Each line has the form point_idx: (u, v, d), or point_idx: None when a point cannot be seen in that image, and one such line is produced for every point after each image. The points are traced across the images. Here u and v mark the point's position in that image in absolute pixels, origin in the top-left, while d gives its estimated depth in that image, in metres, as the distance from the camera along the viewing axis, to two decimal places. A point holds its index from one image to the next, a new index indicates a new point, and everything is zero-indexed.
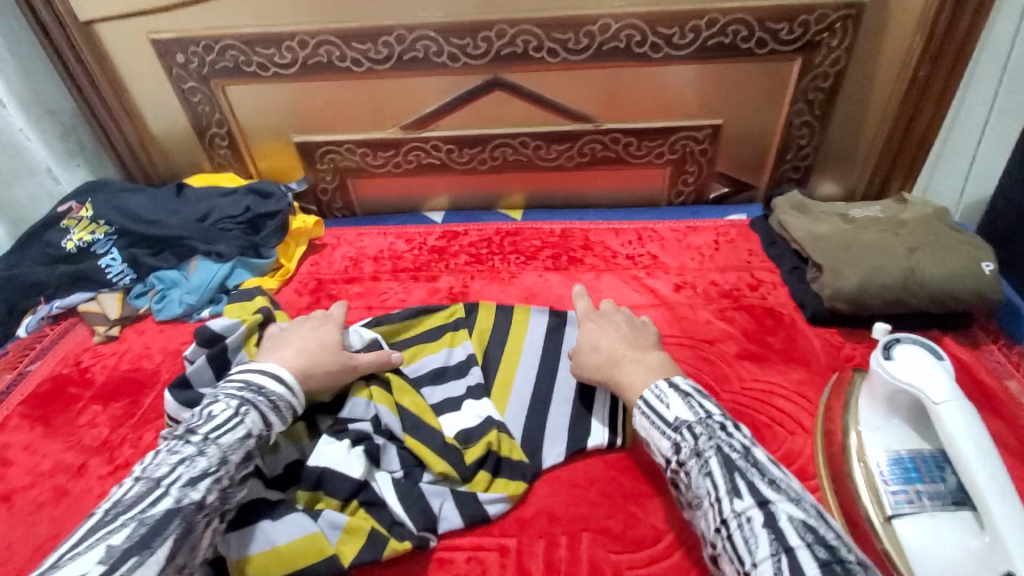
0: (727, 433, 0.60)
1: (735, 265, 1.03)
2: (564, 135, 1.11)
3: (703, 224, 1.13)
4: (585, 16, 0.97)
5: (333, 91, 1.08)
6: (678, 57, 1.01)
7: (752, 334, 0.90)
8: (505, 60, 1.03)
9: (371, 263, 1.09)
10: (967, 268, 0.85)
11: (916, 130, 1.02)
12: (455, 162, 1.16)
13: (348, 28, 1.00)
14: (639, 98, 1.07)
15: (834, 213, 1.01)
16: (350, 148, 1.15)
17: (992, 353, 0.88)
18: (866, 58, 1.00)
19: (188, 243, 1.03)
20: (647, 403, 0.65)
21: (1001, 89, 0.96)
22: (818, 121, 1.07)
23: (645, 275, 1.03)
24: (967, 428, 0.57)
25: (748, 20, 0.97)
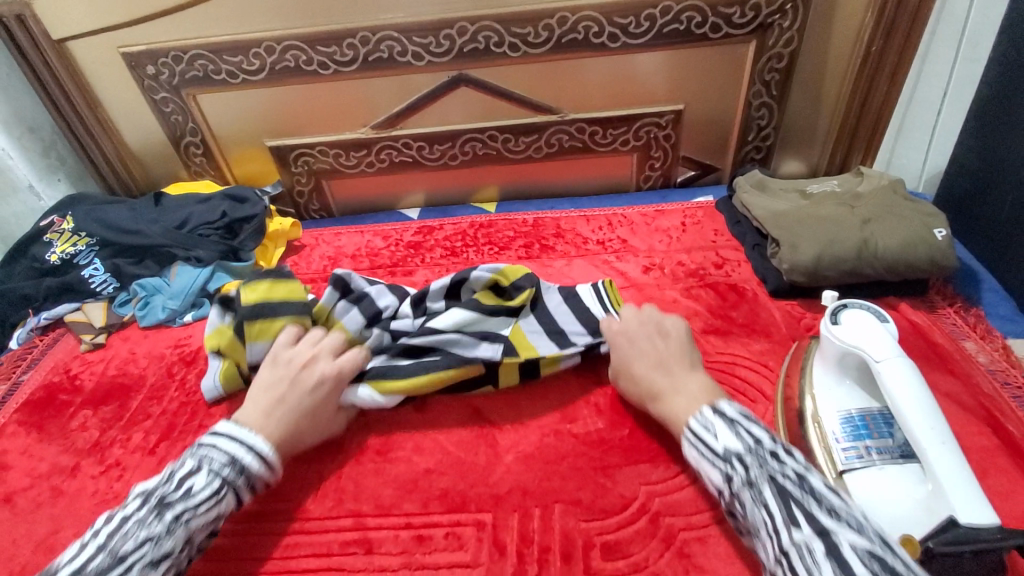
0: (773, 461, 0.55)
1: (701, 245, 1.06)
2: (531, 127, 1.14)
3: (671, 207, 1.16)
4: (543, 10, 1.00)
5: (302, 94, 1.11)
6: (637, 46, 1.04)
7: (716, 310, 0.93)
8: (469, 56, 1.05)
9: (348, 261, 1.12)
10: (920, 235, 0.88)
11: (871, 107, 1.05)
12: (427, 159, 1.19)
13: (312, 32, 1.02)
14: (601, 87, 1.10)
15: (793, 190, 1.04)
16: (323, 150, 1.17)
17: (949, 316, 0.89)
18: (818, 37, 1.02)
19: (168, 249, 1.06)
20: (696, 430, 0.61)
21: (955, 58, 0.98)
22: (776, 102, 1.10)
23: (614, 258, 1.06)
24: (907, 382, 0.59)
25: (701, 6, 1.00)
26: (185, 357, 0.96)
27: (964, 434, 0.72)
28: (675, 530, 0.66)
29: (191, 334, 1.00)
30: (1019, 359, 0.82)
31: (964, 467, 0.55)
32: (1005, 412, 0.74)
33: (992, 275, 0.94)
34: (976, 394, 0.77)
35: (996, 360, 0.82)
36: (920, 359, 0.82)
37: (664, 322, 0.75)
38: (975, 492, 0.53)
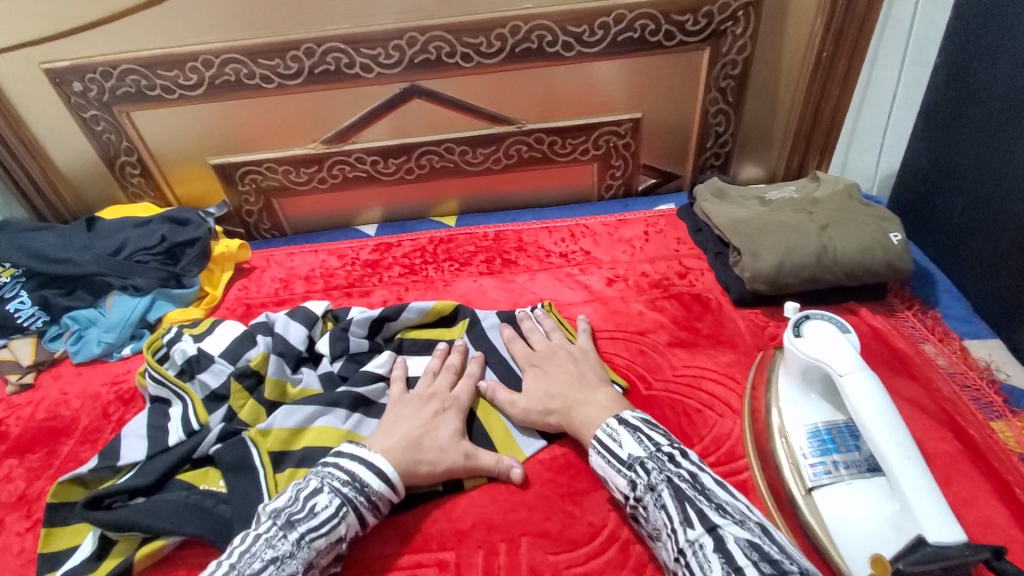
0: (669, 460, 0.60)
1: (664, 255, 1.05)
2: (488, 138, 1.08)
3: (633, 216, 1.08)
4: (496, 19, 0.95)
5: (250, 108, 1.05)
6: (593, 54, 1.00)
7: (681, 321, 0.92)
8: (420, 68, 1.00)
9: (301, 283, 1.05)
10: (875, 238, 0.90)
11: (824, 114, 1.00)
12: (382, 173, 1.13)
13: (253, 44, 0.97)
14: (564, 95, 1.04)
15: (751, 196, 1.03)
16: (271, 166, 1.11)
17: (907, 319, 0.90)
18: (770, 44, 0.98)
19: (103, 278, 0.98)
20: (614, 438, 0.64)
21: (902, 62, 0.92)
22: (732, 108, 1.05)
23: (577, 271, 1.02)
24: (869, 395, 0.58)
25: (653, 14, 0.96)
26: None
27: (927, 439, 0.72)
28: (647, 558, 0.64)
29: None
30: (977, 360, 0.83)
31: (930, 483, 0.54)
32: (965, 415, 0.75)
33: (948, 277, 0.93)
34: (937, 398, 0.77)
35: (954, 363, 0.83)
36: (882, 365, 0.82)
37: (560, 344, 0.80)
38: (942, 507, 0.52)
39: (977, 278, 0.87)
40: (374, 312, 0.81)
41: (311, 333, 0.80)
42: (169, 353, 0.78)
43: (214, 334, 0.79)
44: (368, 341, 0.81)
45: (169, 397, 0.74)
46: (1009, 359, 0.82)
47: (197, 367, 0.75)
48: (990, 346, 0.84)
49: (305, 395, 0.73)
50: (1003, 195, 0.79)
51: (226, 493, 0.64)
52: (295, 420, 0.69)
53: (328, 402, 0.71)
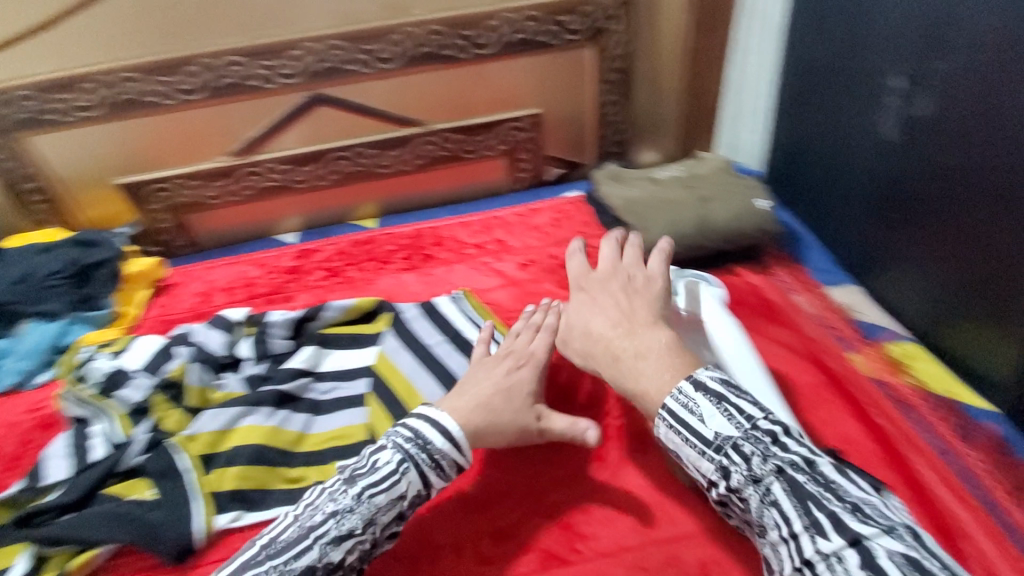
0: (733, 403, 0.56)
1: (574, 237, 1.13)
2: (390, 140, 1.10)
3: (541, 205, 1.14)
4: (384, 27, 1.00)
5: (150, 127, 1.02)
6: (486, 56, 1.07)
7: None
8: (326, 75, 1.02)
9: (223, 295, 1.00)
10: (744, 206, 1.04)
11: (705, 96, 1.15)
12: (297, 181, 1.11)
13: (151, 60, 0.96)
14: (468, 95, 1.09)
15: (643, 176, 1.12)
16: (178, 182, 1.08)
17: (779, 274, 1.04)
18: (648, 38, 1.09)
19: (13, 306, 0.92)
20: (686, 397, 0.58)
21: (758, 54, 1.09)
22: (623, 98, 1.15)
23: (494, 260, 1.08)
24: (725, 328, 0.78)
25: (539, 14, 1.04)
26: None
27: (796, 372, 0.83)
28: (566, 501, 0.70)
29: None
30: (836, 305, 0.99)
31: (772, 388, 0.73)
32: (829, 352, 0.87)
33: (812, 236, 1.10)
34: (805, 342, 0.88)
35: (818, 308, 0.99)
36: (755, 314, 0.93)
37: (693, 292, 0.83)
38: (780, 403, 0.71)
39: (834, 234, 1.05)
40: (295, 312, 0.81)
41: (234, 336, 0.79)
42: (87, 372, 0.78)
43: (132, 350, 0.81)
44: (292, 342, 0.82)
45: (90, 416, 0.74)
46: (864, 300, 1.00)
47: (116, 384, 0.75)
48: (851, 292, 1.01)
49: (237, 399, 0.72)
50: (848, 159, 0.97)
51: (158, 498, 0.65)
52: (219, 423, 0.71)
53: (249, 404, 0.72)
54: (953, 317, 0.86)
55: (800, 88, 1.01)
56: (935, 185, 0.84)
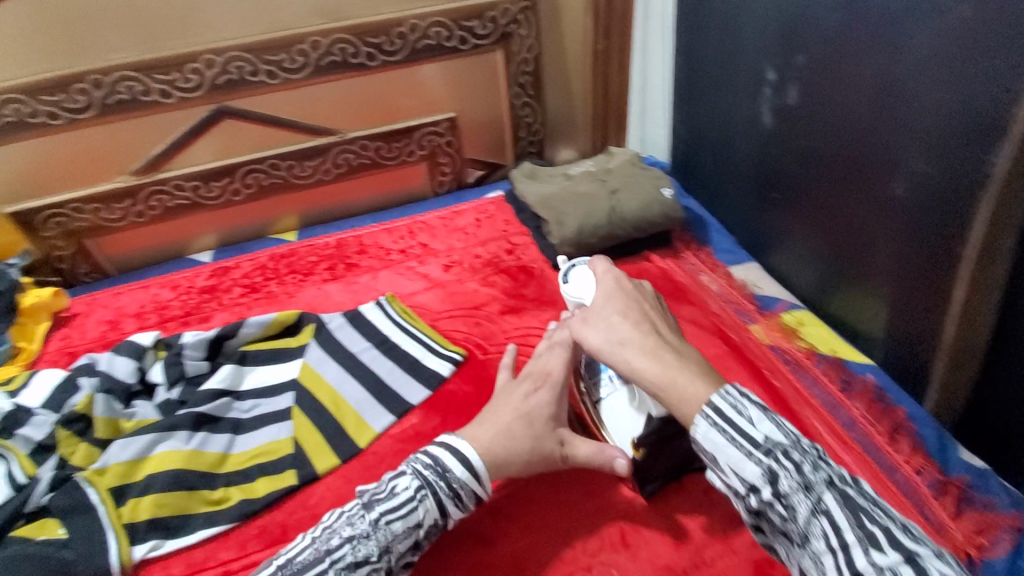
0: (392, 505, 0.55)
1: (494, 237, 1.11)
2: (311, 150, 1.10)
3: (466, 207, 1.20)
4: (292, 35, 0.97)
5: (36, 152, 0.95)
6: (395, 62, 1.06)
7: (511, 292, 0.98)
8: (224, 88, 0.98)
9: (132, 320, 0.98)
10: (653, 196, 0.99)
11: (613, 94, 1.24)
12: (207, 198, 1.08)
13: (32, 81, 0.89)
14: (384, 101, 1.10)
15: (558, 173, 1.10)
16: (78, 206, 1.01)
17: (689, 259, 1.02)
18: (552, 41, 1.15)
19: None
20: (366, 494, 0.57)
21: (664, 49, 1.15)
22: (535, 100, 1.21)
23: (417, 263, 1.06)
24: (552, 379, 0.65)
25: (445, 21, 1.05)
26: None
27: None
28: None
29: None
30: (740, 283, 0.97)
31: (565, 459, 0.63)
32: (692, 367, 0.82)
33: (716, 218, 1.11)
34: None
35: (724, 288, 0.97)
36: None
37: (559, 336, 0.68)
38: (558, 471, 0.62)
39: (733, 212, 1.07)
40: (208, 333, 0.82)
41: (141, 363, 0.79)
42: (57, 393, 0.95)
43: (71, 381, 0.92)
44: (208, 363, 0.82)
45: None
46: (764, 276, 1.01)
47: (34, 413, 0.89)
48: (750, 268, 1.01)
49: (140, 426, 0.74)
50: (732, 146, 1.01)
51: None
52: None
53: None
54: (833, 282, 0.89)
55: (694, 80, 1.07)
56: (815, 173, 0.85)
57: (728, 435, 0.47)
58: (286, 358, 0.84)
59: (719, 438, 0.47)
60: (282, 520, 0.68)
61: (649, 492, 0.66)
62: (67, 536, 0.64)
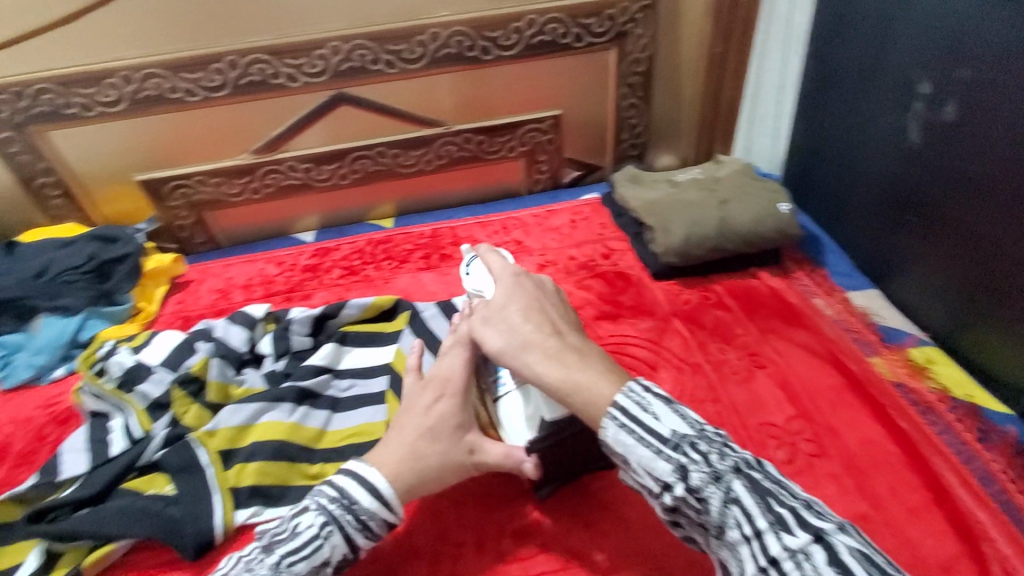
0: (293, 544, 0.51)
1: (589, 239, 1.08)
2: (416, 140, 1.12)
3: (561, 207, 1.18)
4: (415, 26, 0.99)
5: (171, 125, 1.01)
6: (508, 57, 1.06)
7: (607, 297, 0.94)
8: (345, 75, 1.02)
9: (240, 292, 1.02)
10: (769, 209, 0.93)
11: (724, 101, 1.18)
12: (316, 180, 1.13)
13: (174, 58, 0.94)
14: (492, 96, 1.11)
15: (663, 179, 1.06)
16: (202, 179, 1.08)
17: (801, 279, 0.95)
18: (669, 44, 1.11)
19: (25, 302, 0.89)
20: (267, 535, 0.52)
21: (784, 54, 1.09)
22: (642, 102, 1.17)
23: (511, 260, 1.05)
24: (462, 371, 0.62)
25: (562, 18, 1.03)
26: (60, 415, 0.81)
27: None
28: None
29: (64, 392, 0.84)
30: (858, 309, 0.91)
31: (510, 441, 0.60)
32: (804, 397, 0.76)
33: (831, 238, 1.04)
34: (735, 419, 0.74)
35: (841, 314, 0.90)
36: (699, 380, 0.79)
37: (462, 332, 0.64)
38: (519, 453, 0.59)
39: (854, 234, 0.99)
40: (314, 311, 0.84)
41: (252, 335, 0.82)
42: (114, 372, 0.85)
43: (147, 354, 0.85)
44: (311, 339, 0.84)
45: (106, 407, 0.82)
46: (886, 306, 0.92)
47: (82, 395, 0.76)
48: (870, 295, 0.94)
49: (248, 395, 0.75)
50: (864, 163, 0.94)
51: None
52: None
53: None
54: (966, 318, 0.80)
55: (825, 87, 1.01)
56: (954, 201, 0.78)
57: (636, 435, 0.46)
58: (381, 342, 0.84)
59: (630, 438, 0.47)
60: None
61: (541, 494, 0.66)
62: (175, 494, 0.67)
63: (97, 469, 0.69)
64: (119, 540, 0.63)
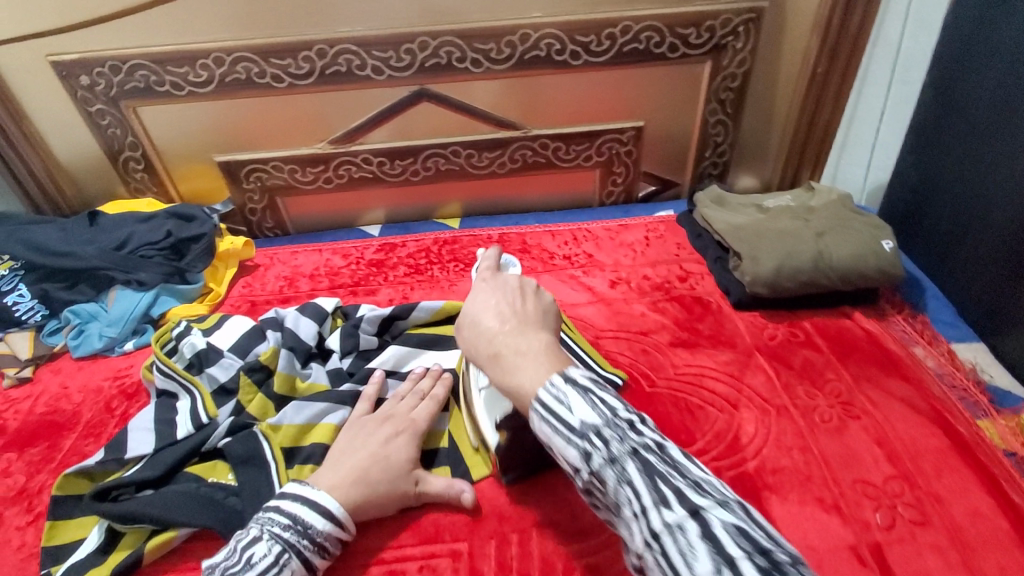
0: (250, 575, 0.53)
1: (665, 259, 1.03)
2: (494, 142, 1.09)
3: (634, 222, 1.13)
4: (506, 26, 0.96)
5: (255, 109, 1.02)
6: (597, 64, 1.02)
7: (683, 323, 0.89)
8: (430, 71, 1.00)
9: (306, 281, 1.01)
10: (869, 247, 0.88)
11: (818, 127, 1.08)
12: (388, 174, 1.11)
13: (264, 42, 0.94)
14: (576, 102, 1.07)
15: (750, 204, 1.02)
16: (278, 165, 1.08)
17: (898, 323, 0.90)
18: (767, 60, 1.04)
19: (105, 272, 0.90)
20: (218, 567, 0.54)
21: (891, 80, 1.02)
22: (731, 119, 1.11)
23: (581, 273, 1.01)
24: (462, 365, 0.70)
25: (658, 26, 0.99)
26: (128, 388, 0.81)
27: (795, 517, 0.64)
28: None
29: (133, 365, 0.85)
30: (963, 363, 0.84)
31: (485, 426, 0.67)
32: (903, 456, 0.70)
33: (932, 283, 0.97)
34: (823, 471, 0.68)
35: (943, 365, 0.83)
36: (788, 422, 0.74)
37: (439, 394, 0.71)
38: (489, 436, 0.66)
39: (962, 281, 0.92)
40: (384, 310, 0.81)
41: (321, 329, 0.81)
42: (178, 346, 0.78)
43: (222, 329, 0.80)
44: (378, 339, 0.82)
45: (177, 390, 0.75)
46: (993, 362, 0.84)
47: (205, 361, 0.76)
48: (975, 349, 0.86)
49: (313, 391, 0.74)
50: (982, 206, 0.86)
51: None
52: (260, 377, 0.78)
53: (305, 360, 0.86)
54: None
55: (945, 118, 0.93)
56: None
57: (551, 427, 0.45)
58: (447, 346, 0.81)
59: (546, 428, 0.45)
60: (435, 518, 0.65)
61: (506, 480, 0.66)
62: (238, 485, 0.65)
63: (162, 451, 0.67)
64: (181, 527, 0.61)
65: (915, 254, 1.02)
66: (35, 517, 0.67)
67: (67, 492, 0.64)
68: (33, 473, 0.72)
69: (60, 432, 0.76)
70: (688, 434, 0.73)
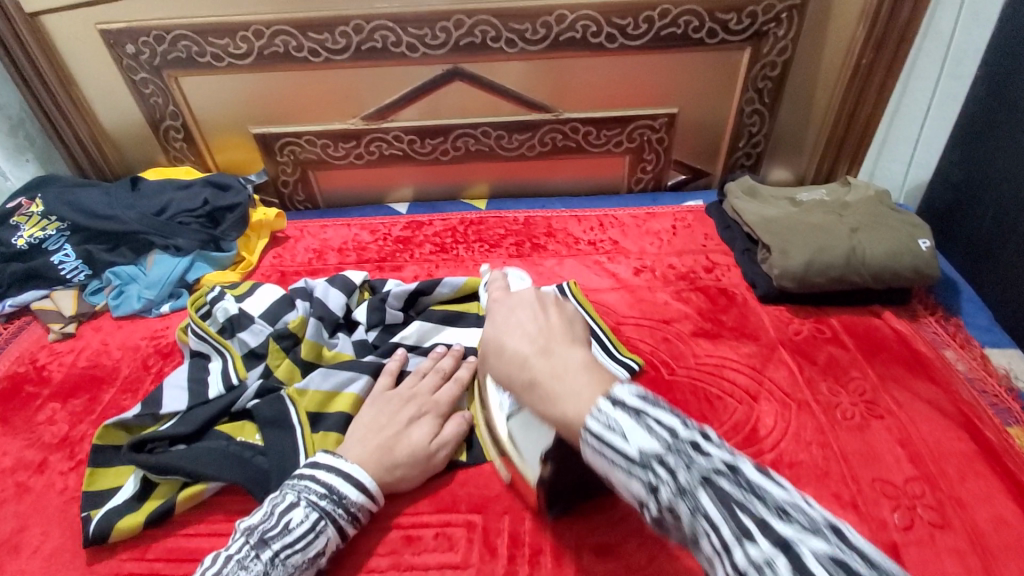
0: (288, 539, 0.54)
1: (692, 250, 1.02)
2: (524, 124, 1.09)
3: (662, 210, 1.12)
4: (542, 6, 0.95)
5: (291, 83, 1.03)
6: (634, 48, 1.01)
7: (707, 313, 0.89)
8: (464, 50, 1.00)
9: (334, 254, 1.03)
10: (906, 246, 0.86)
11: (858, 118, 1.05)
12: (418, 153, 1.12)
13: (303, 17, 0.95)
14: (609, 85, 1.05)
15: (783, 197, 1.01)
16: (311, 139, 1.09)
17: (930, 324, 0.88)
18: (810, 47, 1.01)
19: (144, 236, 0.93)
20: (254, 531, 0.55)
21: (940, 73, 0.98)
22: (768, 110, 1.09)
23: (605, 259, 1.01)
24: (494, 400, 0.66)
25: (698, 10, 0.97)
26: (164, 348, 0.85)
27: None
28: None
29: (169, 326, 0.88)
30: (998, 369, 0.81)
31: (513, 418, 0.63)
32: (928, 459, 0.69)
33: (970, 285, 0.94)
34: (842, 468, 0.68)
35: (975, 370, 0.81)
36: (810, 418, 0.73)
37: (462, 376, 0.72)
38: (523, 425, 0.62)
39: (1003, 284, 0.89)
40: (409, 286, 0.82)
41: (348, 301, 0.83)
42: (211, 311, 0.81)
43: (253, 297, 0.83)
44: (403, 314, 0.83)
45: (209, 352, 0.77)
46: None
47: (237, 326, 0.79)
48: (1011, 354, 0.84)
49: (339, 359, 0.76)
50: None
51: None
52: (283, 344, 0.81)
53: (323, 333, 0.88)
54: None
55: (999, 115, 0.89)
56: None
57: (607, 458, 0.40)
58: (468, 324, 0.82)
59: (602, 461, 0.41)
60: (452, 490, 0.67)
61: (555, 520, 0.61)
62: (264, 445, 0.68)
63: (194, 408, 0.70)
64: (211, 481, 0.64)
65: (953, 255, 0.99)
66: (77, 463, 0.71)
67: (105, 442, 0.68)
68: (75, 422, 0.76)
69: (100, 385, 0.80)
70: (705, 424, 0.73)
